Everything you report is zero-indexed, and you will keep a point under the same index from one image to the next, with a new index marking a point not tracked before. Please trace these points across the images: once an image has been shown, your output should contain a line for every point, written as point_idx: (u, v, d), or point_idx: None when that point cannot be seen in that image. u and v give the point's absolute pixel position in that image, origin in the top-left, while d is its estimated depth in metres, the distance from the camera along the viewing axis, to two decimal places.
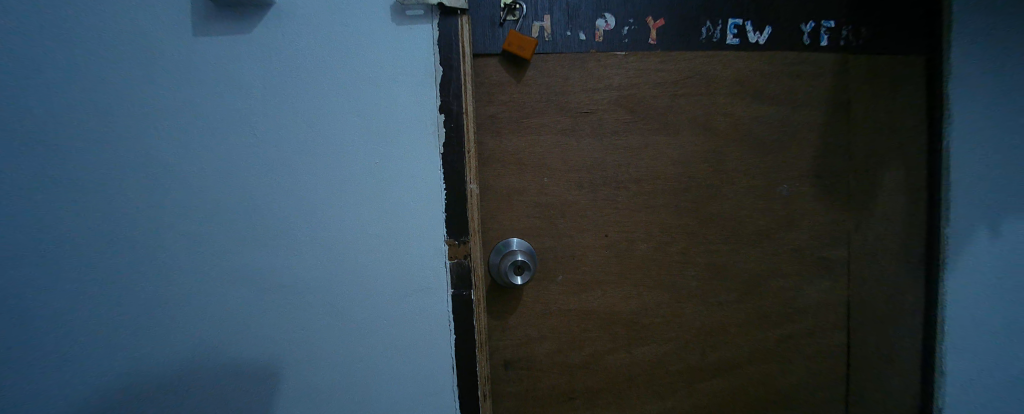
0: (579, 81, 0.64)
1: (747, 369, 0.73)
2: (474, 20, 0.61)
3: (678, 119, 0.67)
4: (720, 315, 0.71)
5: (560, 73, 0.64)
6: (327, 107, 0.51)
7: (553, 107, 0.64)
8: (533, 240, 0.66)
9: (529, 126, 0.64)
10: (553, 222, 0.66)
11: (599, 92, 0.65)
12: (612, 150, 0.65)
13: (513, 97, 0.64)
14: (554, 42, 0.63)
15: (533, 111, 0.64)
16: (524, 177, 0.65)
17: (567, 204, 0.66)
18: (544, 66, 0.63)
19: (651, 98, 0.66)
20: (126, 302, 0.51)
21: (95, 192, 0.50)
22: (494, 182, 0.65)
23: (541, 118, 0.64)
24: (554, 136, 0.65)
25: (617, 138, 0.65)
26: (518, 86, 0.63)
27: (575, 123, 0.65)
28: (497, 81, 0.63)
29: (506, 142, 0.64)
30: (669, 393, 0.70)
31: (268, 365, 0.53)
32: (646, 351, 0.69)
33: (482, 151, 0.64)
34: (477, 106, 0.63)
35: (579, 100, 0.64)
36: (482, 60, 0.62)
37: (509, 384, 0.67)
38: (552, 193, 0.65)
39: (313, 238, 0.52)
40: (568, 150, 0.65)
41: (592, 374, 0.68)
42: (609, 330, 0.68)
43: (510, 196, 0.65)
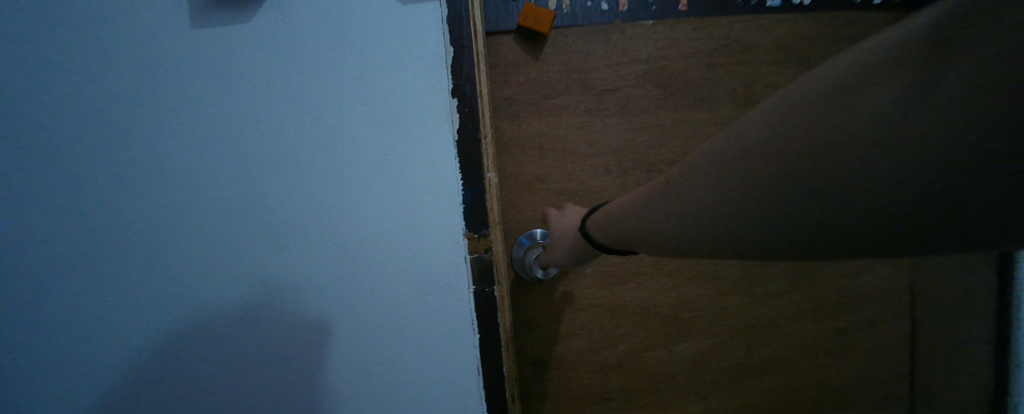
0: (603, 55, 0.59)
1: (801, 366, 0.66)
2: None
3: (716, 94, 0.60)
4: (764, 305, 0.65)
5: (582, 47, 0.59)
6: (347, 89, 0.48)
7: (576, 86, 0.59)
8: None
9: (550, 109, 0.59)
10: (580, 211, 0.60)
11: (627, 67, 0.59)
12: (642, 130, 0.60)
13: (531, 77, 0.59)
14: (574, 14, 0.58)
15: (553, 91, 0.59)
16: (546, 163, 0.60)
17: (595, 191, 0.60)
18: (564, 41, 0.58)
19: (684, 71, 0.59)
20: (116, 320, 0.45)
21: (100, 192, 0.45)
22: (514, 170, 0.60)
23: (563, 98, 0.59)
24: (577, 117, 0.59)
25: (647, 117, 0.59)
26: (536, 65, 0.59)
27: (600, 103, 0.59)
28: (514, 60, 0.58)
29: (526, 127, 0.60)
30: (714, 392, 0.64)
31: (292, 373, 0.48)
32: (686, 348, 0.64)
33: (500, 137, 0.60)
34: (494, 88, 0.59)
35: (604, 76, 0.59)
36: (496, 38, 0.58)
37: (539, 385, 0.63)
38: (577, 180, 0.60)
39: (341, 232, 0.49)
40: (594, 132, 0.60)
41: (628, 373, 0.63)
42: (644, 325, 0.63)
43: (532, 184, 0.60)
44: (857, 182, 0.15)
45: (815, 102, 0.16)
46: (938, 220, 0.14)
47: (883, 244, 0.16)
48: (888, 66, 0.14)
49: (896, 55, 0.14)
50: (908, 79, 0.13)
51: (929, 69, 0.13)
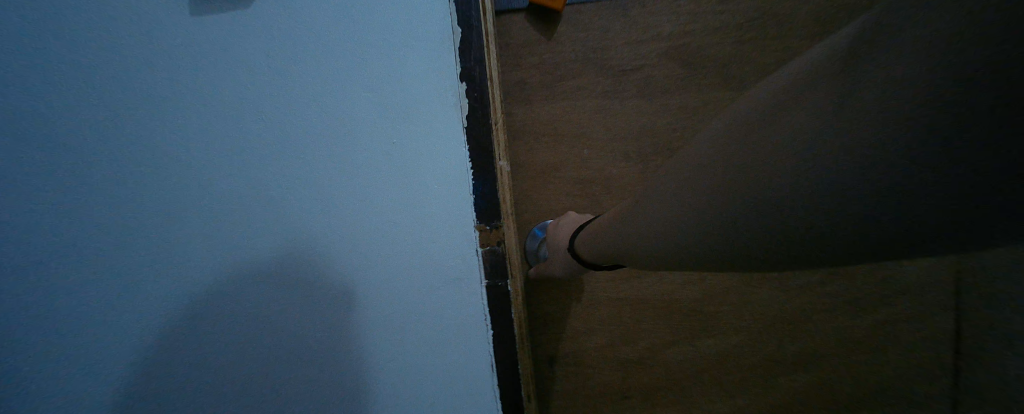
0: (621, 32, 0.55)
1: (839, 364, 0.61)
2: None
3: (746, 70, 0.55)
4: (795, 297, 0.61)
5: (599, 25, 0.55)
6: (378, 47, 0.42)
7: (592, 66, 0.55)
8: None
9: (565, 91, 0.56)
10: (598, 200, 0.56)
11: (648, 44, 0.55)
12: (664, 113, 0.56)
13: (544, 58, 0.56)
14: None
15: (568, 72, 0.56)
16: (561, 149, 0.57)
17: (614, 178, 0.56)
18: (579, 19, 0.55)
19: (710, 46, 0.55)
20: (70, 344, 0.37)
21: (59, 171, 0.37)
22: (528, 158, 0.57)
23: (579, 79, 0.56)
24: (594, 99, 0.56)
25: (670, 98, 0.55)
26: (550, 45, 0.55)
27: (618, 84, 0.55)
28: (526, 40, 0.55)
29: (539, 111, 0.56)
30: (742, 391, 0.61)
31: (322, 374, 0.42)
32: (712, 344, 0.60)
33: (513, 123, 0.57)
34: (505, 71, 0.56)
35: (622, 55, 0.55)
36: (507, 17, 0.56)
37: (555, 383, 0.60)
38: (594, 167, 0.56)
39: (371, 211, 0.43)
40: (612, 115, 0.56)
41: (649, 371, 0.60)
42: (666, 320, 0.60)
43: (546, 172, 0.57)
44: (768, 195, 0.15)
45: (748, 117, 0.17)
46: (853, 234, 0.14)
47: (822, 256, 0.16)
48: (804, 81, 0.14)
49: (846, 41, 0.13)
50: (848, 64, 0.13)
51: (871, 51, 0.12)
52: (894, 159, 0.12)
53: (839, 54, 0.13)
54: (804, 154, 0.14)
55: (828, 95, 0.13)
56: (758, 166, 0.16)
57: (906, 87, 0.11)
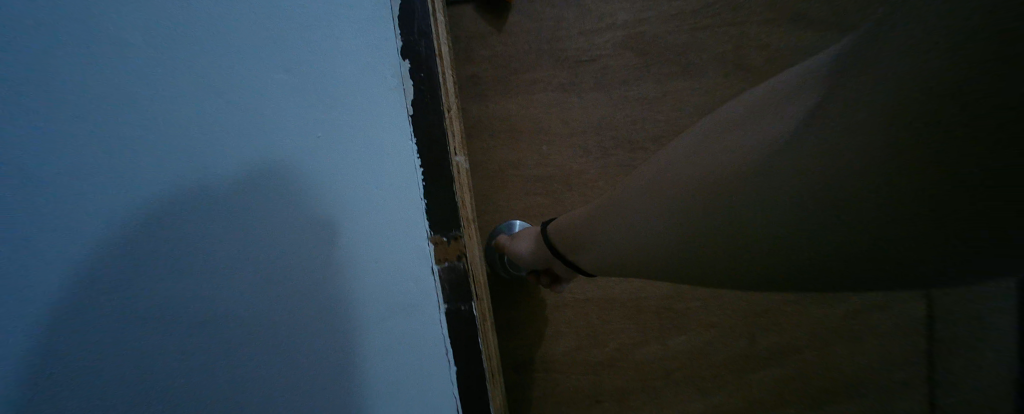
0: (575, 23, 0.53)
1: (815, 355, 0.59)
2: None
3: (704, 57, 0.54)
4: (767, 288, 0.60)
5: (552, 15, 0.54)
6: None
7: (547, 59, 0.54)
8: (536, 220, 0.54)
9: (521, 84, 0.54)
10: (559, 197, 0.54)
11: (603, 33, 0.53)
12: (624, 104, 0.54)
13: (498, 51, 0.54)
14: None
15: (524, 65, 0.54)
16: (519, 145, 0.54)
17: (574, 174, 0.54)
18: (531, 10, 0.54)
19: (667, 33, 0.53)
20: None
21: None
22: (485, 156, 0.55)
23: (534, 72, 0.54)
24: (550, 93, 0.54)
25: (628, 89, 0.54)
26: (502, 37, 0.54)
27: (575, 76, 0.54)
28: (478, 32, 0.54)
29: (495, 106, 0.54)
30: (715, 389, 0.58)
31: (257, 378, 0.27)
32: (682, 342, 0.59)
33: (468, 120, 0.54)
34: (458, 65, 0.54)
35: (578, 46, 0.53)
36: (458, 10, 0.54)
37: (523, 390, 0.58)
38: (554, 163, 0.54)
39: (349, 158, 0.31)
40: (570, 109, 0.54)
41: (620, 373, 0.58)
42: (635, 320, 0.58)
43: (505, 170, 0.55)
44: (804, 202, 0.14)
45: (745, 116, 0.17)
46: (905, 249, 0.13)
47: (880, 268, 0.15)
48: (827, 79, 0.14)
49: (844, 46, 0.13)
50: (845, 71, 0.13)
51: (871, 51, 0.12)
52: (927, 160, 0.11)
53: (824, 68, 0.14)
54: (822, 157, 0.13)
55: (823, 94, 0.14)
56: (749, 159, 0.16)
57: (895, 97, 0.11)
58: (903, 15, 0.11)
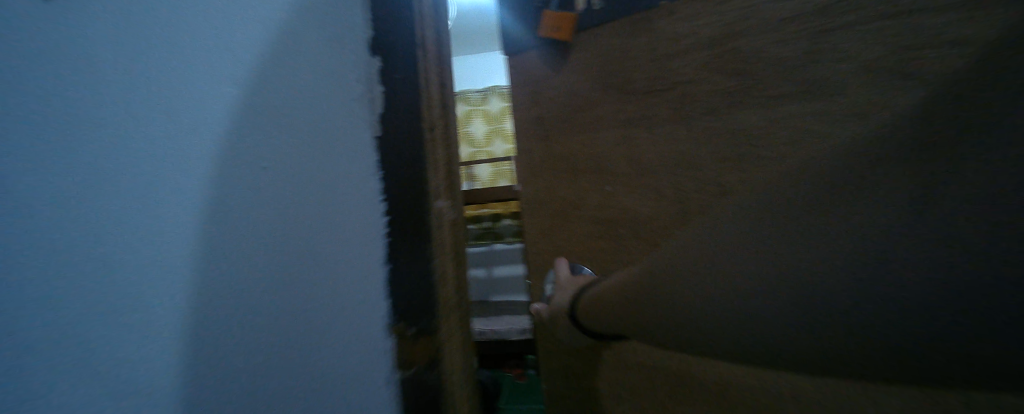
0: (648, 50, 0.47)
1: None
2: (507, 14, 0.55)
3: (831, 66, 0.37)
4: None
5: (620, 45, 0.49)
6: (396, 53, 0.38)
7: (614, 93, 0.49)
8: (595, 268, 0.51)
9: (581, 123, 0.51)
10: (623, 244, 0.49)
11: (683, 57, 0.45)
12: (702, 139, 0.44)
13: (561, 91, 0.53)
14: (607, 10, 0.50)
15: (589, 102, 0.51)
16: (581, 185, 0.52)
17: (641, 220, 0.48)
18: (597, 44, 0.50)
19: (770, 43, 0.40)
20: None
21: None
22: (546, 196, 0.54)
23: (600, 110, 0.50)
24: (617, 130, 0.49)
25: (713, 120, 0.43)
26: (564, 76, 0.53)
27: (645, 109, 0.47)
28: (542, 74, 0.54)
29: (558, 147, 0.53)
30: None
31: None
32: None
33: (529, 161, 0.55)
34: (524, 109, 0.56)
35: (650, 75, 0.47)
36: (524, 55, 0.56)
37: None
38: (618, 207, 0.49)
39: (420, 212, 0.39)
40: (638, 147, 0.48)
41: None
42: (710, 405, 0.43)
43: (564, 211, 0.53)
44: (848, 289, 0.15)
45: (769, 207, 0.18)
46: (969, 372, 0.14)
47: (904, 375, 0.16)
48: (864, 167, 0.15)
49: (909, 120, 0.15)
50: (903, 171, 0.14)
51: (932, 154, 0.13)
52: (987, 289, 0.12)
53: (856, 164, 0.15)
54: (860, 257, 0.15)
55: (883, 196, 0.14)
56: (805, 251, 0.16)
57: (962, 186, 0.12)
58: (959, 96, 0.13)
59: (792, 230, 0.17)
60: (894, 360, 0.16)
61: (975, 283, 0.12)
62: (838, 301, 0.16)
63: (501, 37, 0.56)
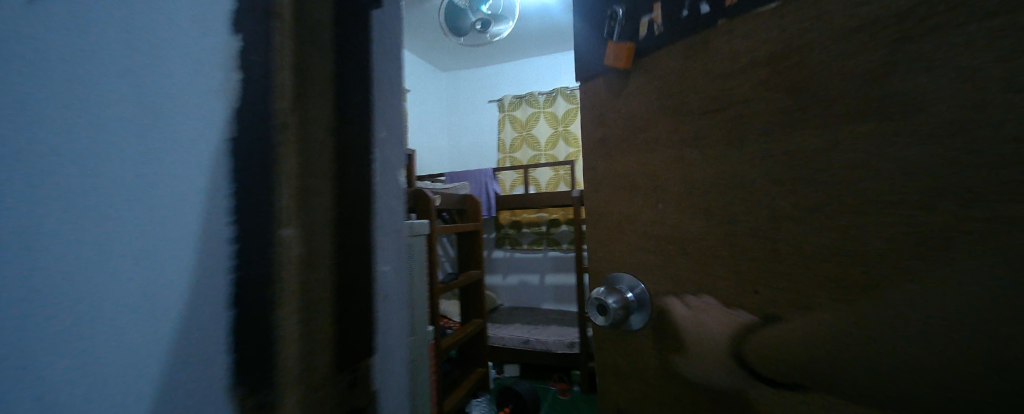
0: (701, 73, 0.51)
1: None
2: (585, 45, 0.67)
3: (900, 84, 0.36)
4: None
5: (676, 69, 0.53)
6: (332, 138, 0.63)
7: (668, 116, 0.54)
8: (648, 274, 0.59)
9: (641, 143, 0.58)
10: (673, 257, 0.56)
11: (735, 78, 0.47)
12: (752, 163, 0.46)
13: (622, 114, 0.61)
14: (664, 34, 0.54)
15: (646, 125, 0.57)
16: (635, 200, 0.59)
17: (687, 236, 0.53)
18: (655, 67, 0.56)
19: (831, 60, 0.40)
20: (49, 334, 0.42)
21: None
22: (607, 207, 0.64)
23: (655, 132, 0.56)
24: (669, 150, 0.54)
25: (759, 143, 0.45)
26: (624, 101, 0.60)
27: (695, 133, 0.52)
28: (606, 98, 0.63)
29: (619, 164, 0.61)
30: None
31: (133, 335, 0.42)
32: None
33: (596, 175, 0.65)
34: (592, 129, 0.66)
35: (702, 97, 0.51)
36: (593, 80, 0.66)
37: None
38: (668, 222, 0.56)
39: (292, 248, 0.55)
40: (688, 169, 0.52)
41: None
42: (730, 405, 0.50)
43: (622, 222, 0.62)
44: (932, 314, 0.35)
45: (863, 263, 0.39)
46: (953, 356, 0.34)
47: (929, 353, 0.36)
48: (894, 241, 0.37)
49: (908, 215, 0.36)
50: (915, 245, 0.35)
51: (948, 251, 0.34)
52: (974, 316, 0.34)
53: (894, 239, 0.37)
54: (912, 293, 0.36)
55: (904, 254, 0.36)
56: (895, 294, 0.37)
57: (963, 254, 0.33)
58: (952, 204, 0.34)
59: (875, 265, 0.38)
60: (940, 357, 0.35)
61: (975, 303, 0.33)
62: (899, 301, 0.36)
63: (578, 66, 0.68)
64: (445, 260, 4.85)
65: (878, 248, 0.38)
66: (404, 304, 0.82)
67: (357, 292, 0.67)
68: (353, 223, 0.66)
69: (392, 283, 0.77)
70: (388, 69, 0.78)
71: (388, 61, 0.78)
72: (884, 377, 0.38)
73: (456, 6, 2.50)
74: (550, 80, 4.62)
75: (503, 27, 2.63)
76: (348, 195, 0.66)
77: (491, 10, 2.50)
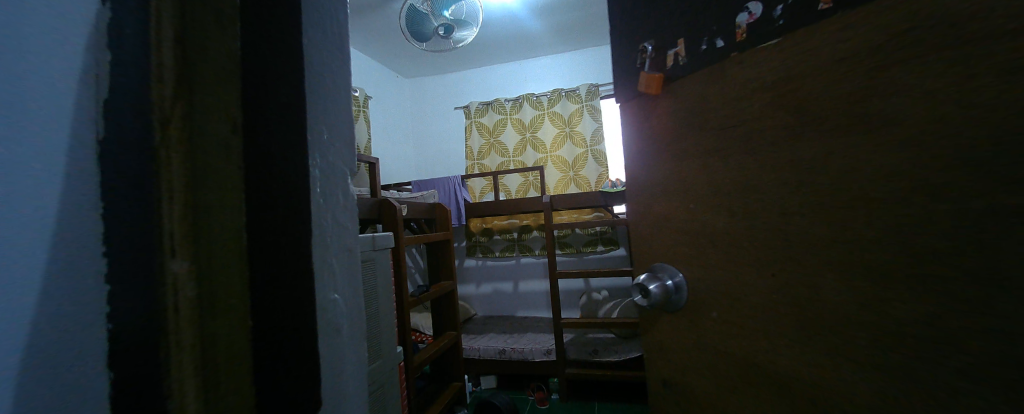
0: (716, 95, 0.74)
1: (890, 387, 0.54)
2: (628, 73, 0.94)
3: (828, 104, 0.58)
4: (854, 322, 0.56)
5: (696, 92, 0.78)
6: (256, 145, 0.52)
7: (691, 129, 0.79)
8: (674, 248, 0.85)
9: (671, 151, 0.83)
10: (697, 232, 0.79)
11: (740, 99, 0.70)
12: (739, 161, 0.70)
13: (656, 130, 0.87)
14: (684, 65, 0.80)
15: (673, 137, 0.83)
16: (666, 196, 0.85)
17: (700, 217, 0.78)
18: (680, 90, 0.81)
19: (794, 88, 0.62)
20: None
21: None
22: (647, 203, 0.90)
23: (680, 142, 0.81)
24: (691, 155, 0.79)
25: (747, 146, 0.69)
26: (656, 118, 0.86)
27: (708, 142, 0.75)
28: (645, 115, 0.90)
29: (654, 168, 0.87)
30: (775, 389, 0.67)
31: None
32: (760, 350, 0.69)
33: (638, 177, 0.92)
34: (632, 142, 0.94)
35: (716, 114, 0.74)
36: (633, 101, 0.93)
37: (657, 357, 0.92)
38: (688, 208, 0.80)
39: (185, 293, 0.42)
40: (702, 169, 0.77)
41: (703, 358, 0.80)
42: (724, 326, 0.75)
43: (659, 215, 0.87)
44: (832, 236, 0.58)
45: (797, 218, 0.62)
46: (835, 260, 0.58)
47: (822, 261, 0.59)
48: (811, 202, 0.60)
49: (823, 188, 0.59)
50: (820, 203, 0.59)
51: (836, 202, 0.57)
52: (848, 227, 0.56)
53: (808, 204, 0.61)
54: (815, 226, 0.60)
55: (815, 207, 0.60)
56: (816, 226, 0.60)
57: (852, 203, 0.55)
58: (840, 173, 0.57)
59: (798, 217, 0.62)
60: (832, 257, 0.58)
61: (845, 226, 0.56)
62: (815, 235, 0.60)
63: (622, 92, 0.97)
64: (414, 270, 4.91)
65: (801, 208, 0.61)
66: (363, 332, 0.78)
67: (275, 343, 0.54)
68: (280, 260, 0.56)
69: (343, 313, 0.71)
70: (334, 81, 0.72)
71: (326, 61, 0.70)
72: (804, 283, 0.62)
73: (416, 9, 2.67)
74: (520, 88, 4.79)
75: (464, 33, 2.86)
76: (268, 223, 0.54)
77: (453, 16, 2.73)
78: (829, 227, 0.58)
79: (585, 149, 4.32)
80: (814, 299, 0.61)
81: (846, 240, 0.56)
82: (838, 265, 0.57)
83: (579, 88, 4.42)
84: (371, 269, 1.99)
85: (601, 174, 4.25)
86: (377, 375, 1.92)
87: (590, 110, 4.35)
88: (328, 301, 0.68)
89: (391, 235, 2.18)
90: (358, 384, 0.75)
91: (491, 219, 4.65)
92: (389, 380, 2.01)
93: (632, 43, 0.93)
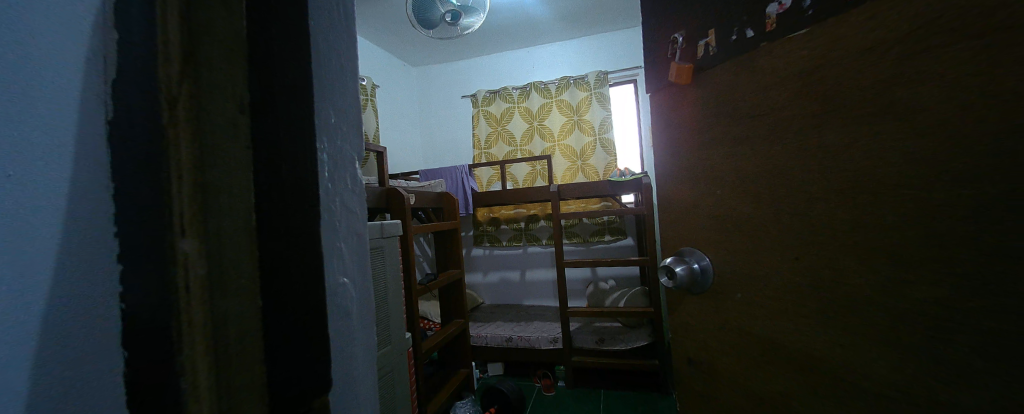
0: (747, 84, 0.75)
1: (900, 367, 0.57)
2: (658, 63, 0.96)
3: (860, 94, 0.58)
4: (873, 306, 0.59)
5: (728, 81, 0.79)
6: (305, 140, 0.61)
7: (721, 117, 0.80)
8: (699, 235, 0.87)
9: (699, 139, 0.85)
10: (723, 220, 0.81)
11: (769, 88, 0.71)
12: (768, 151, 0.72)
13: (685, 119, 0.88)
14: (715, 55, 0.81)
15: (701, 126, 0.84)
16: (695, 183, 0.87)
17: (728, 205, 0.80)
18: (710, 79, 0.82)
19: (826, 78, 0.62)
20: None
21: None
22: (674, 191, 0.93)
23: (710, 131, 0.82)
24: (721, 144, 0.80)
25: (775, 135, 0.70)
26: (686, 107, 0.88)
27: (738, 131, 0.77)
28: (674, 106, 0.91)
29: (683, 157, 0.89)
30: (795, 370, 0.70)
31: None
32: (779, 332, 0.72)
33: (665, 166, 0.94)
34: (660, 132, 0.95)
35: (747, 104, 0.75)
36: (662, 91, 0.95)
37: (679, 340, 0.96)
38: (717, 196, 0.82)
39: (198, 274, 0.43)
40: (731, 157, 0.78)
41: (725, 341, 0.83)
42: (746, 310, 0.78)
43: (686, 203, 0.89)
44: (858, 223, 0.60)
45: (823, 207, 0.64)
46: (860, 248, 0.60)
47: (847, 249, 0.61)
48: (839, 192, 0.62)
49: (852, 179, 0.60)
50: (848, 192, 0.60)
51: (863, 190, 0.59)
52: (872, 215, 0.58)
53: (836, 193, 0.62)
54: (841, 214, 0.62)
55: (842, 197, 0.61)
56: (842, 213, 0.61)
57: (877, 193, 0.57)
58: (869, 164, 0.58)
59: (823, 206, 0.64)
60: (856, 246, 0.60)
61: (871, 216, 0.58)
62: (841, 224, 0.62)
63: (652, 81, 0.98)
64: (422, 259, 5.01)
65: (827, 196, 0.63)
66: (371, 314, 0.81)
67: (289, 323, 0.56)
68: (293, 241, 0.57)
69: (353, 295, 0.75)
70: (341, 73, 0.75)
71: (339, 53, 0.75)
72: (829, 270, 0.64)
73: None
74: (529, 76, 4.76)
75: (471, 20, 2.82)
76: (275, 206, 0.55)
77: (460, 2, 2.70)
78: (854, 216, 0.60)
79: (593, 138, 4.29)
80: (836, 285, 0.63)
81: (869, 229, 0.58)
82: (861, 253, 0.60)
83: (587, 76, 4.37)
84: (382, 257, 2.05)
85: (609, 164, 4.23)
86: (389, 361, 1.98)
87: (598, 98, 4.31)
88: (338, 284, 0.70)
89: (399, 224, 2.21)
90: (367, 365, 0.79)
91: (499, 209, 4.70)
92: (399, 367, 2.08)
93: (664, 33, 0.94)
